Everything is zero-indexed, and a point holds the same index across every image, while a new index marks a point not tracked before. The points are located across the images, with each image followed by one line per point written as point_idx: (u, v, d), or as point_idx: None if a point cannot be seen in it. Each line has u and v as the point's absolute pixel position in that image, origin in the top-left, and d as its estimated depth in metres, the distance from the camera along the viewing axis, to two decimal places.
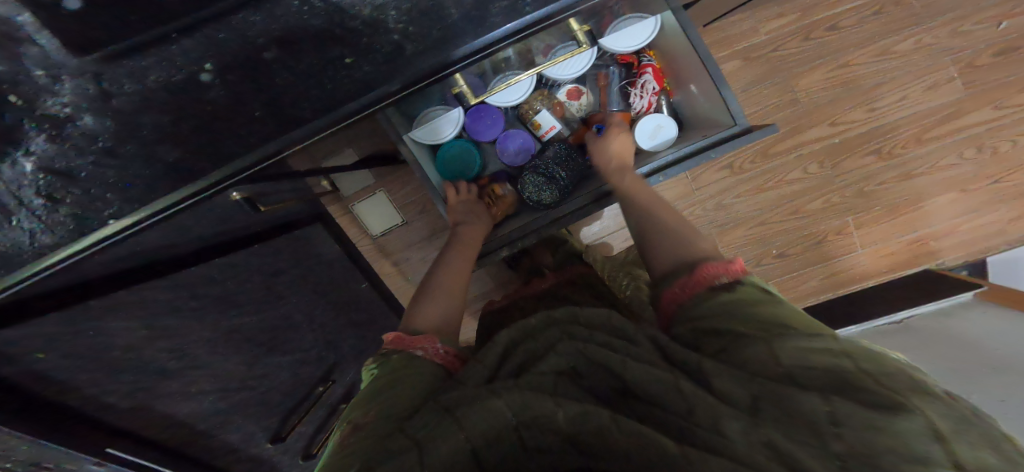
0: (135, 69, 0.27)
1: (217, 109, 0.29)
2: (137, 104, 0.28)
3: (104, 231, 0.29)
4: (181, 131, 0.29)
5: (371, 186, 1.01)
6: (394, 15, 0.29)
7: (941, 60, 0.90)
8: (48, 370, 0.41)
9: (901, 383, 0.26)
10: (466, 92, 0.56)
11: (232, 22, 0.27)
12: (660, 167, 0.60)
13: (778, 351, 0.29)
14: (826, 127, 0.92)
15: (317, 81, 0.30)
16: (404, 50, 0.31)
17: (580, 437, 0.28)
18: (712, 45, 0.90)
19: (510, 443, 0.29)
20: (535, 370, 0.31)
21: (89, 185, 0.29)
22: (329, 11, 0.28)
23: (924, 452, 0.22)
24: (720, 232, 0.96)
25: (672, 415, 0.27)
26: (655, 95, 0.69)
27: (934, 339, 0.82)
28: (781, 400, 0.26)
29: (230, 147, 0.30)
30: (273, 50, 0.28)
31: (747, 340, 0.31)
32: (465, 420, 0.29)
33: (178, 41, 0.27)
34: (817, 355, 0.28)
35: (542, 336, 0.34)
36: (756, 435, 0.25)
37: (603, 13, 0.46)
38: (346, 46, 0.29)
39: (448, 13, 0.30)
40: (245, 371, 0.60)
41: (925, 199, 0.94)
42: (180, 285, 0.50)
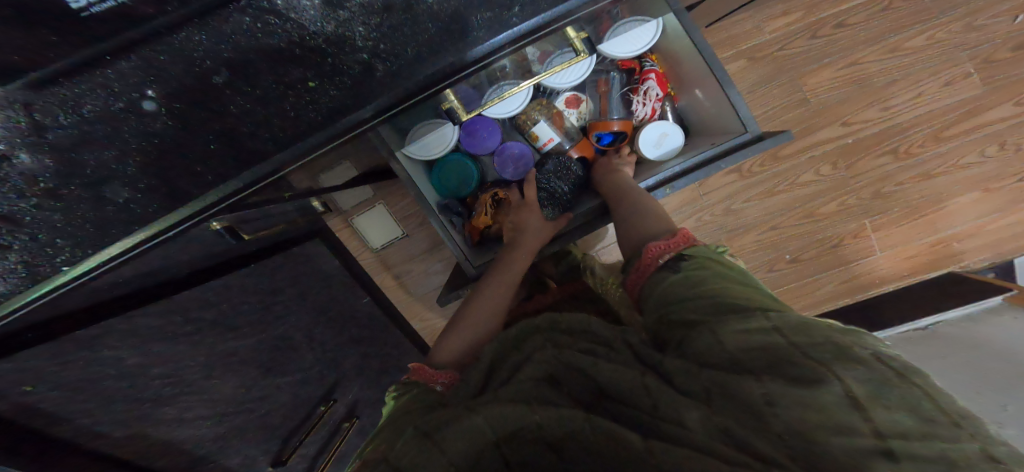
0: (67, 97, 0.24)
1: (163, 142, 0.27)
2: (77, 138, 0.25)
3: (57, 279, 0.27)
4: (129, 170, 0.27)
5: (371, 199, 0.98)
6: (361, 32, 0.27)
7: (957, 55, 0.86)
8: (38, 404, 0.40)
9: (826, 352, 0.29)
10: (458, 107, 0.53)
11: (172, 42, 0.24)
12: (667, 179, 0.57)
13: (722, 338, 0.32)
14: (838, 127, 0.89)
15: (278, 108, 0.28)
16: (374, 71, 0.28)
17: (559, 442, 0.30)
18: (715, 46, 0.87)
19: (493, 459, 0.31)
20: (518, 379, 0.35)
21: (36, 229, 0.26)
22: (287, 31, 0.26)
23: (849, 423, 0.25)
24: (730, 237, 0.92)
25: (636, 410, 0.31)
26: (659, 101, 0.65)
27: (965, 346, 0.78)
28: (728, 388, 0.29)
29: (186, 186, 0.28)
30: (224, 74, 0.26)
31: (696, 330, 0.34)
32: (443, 442, 0.31)
33: (113, 64, 0.24)
34: (753, 334, 0.32)
35: (526, 347, 0.39)
36: (712, 423, 0.28)
37: (602, 18, 0.43)
38: (309, 67, 0.27)
39: (424, 28, 0.28)
40: (243, 395, 0.57)
41: (946, 198, 0.90)
42: (172, 311, 0.48)
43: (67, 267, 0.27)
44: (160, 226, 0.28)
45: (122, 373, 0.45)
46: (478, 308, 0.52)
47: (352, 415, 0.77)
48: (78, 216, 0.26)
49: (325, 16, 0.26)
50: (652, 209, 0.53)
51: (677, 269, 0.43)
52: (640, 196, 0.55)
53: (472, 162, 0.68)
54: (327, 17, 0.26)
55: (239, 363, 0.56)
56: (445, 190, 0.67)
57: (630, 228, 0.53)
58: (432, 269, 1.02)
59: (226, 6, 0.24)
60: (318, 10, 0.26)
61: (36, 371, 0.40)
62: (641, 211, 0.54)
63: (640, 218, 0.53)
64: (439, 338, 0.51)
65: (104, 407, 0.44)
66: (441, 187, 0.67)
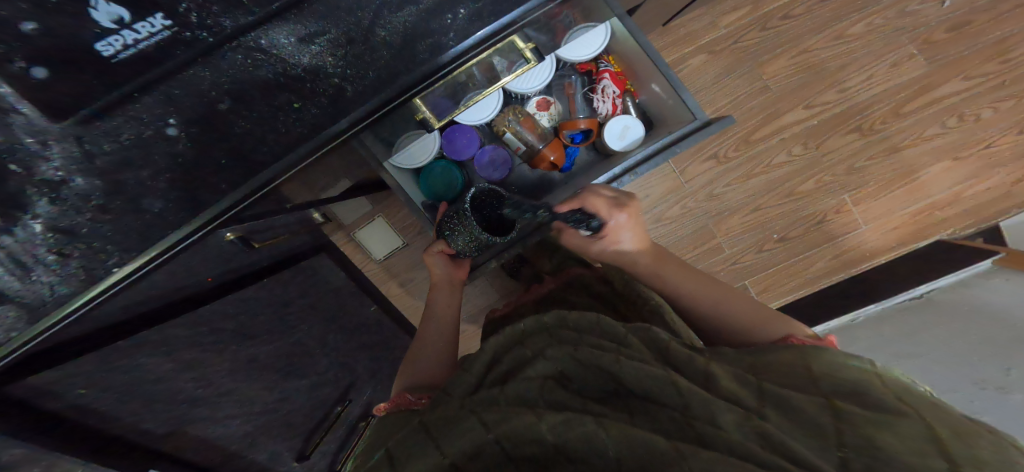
0: (109, 129, 0.30)
1: (186, 161, 0.33)
2: (118, 161, 0.31)
3: (111, 279, 0.32)
4: (160, 184, 0.32)
5: (370, 212, 1.04)
6: (330, 61, 0.33)
7: (898, 38, 0.91)
8: (91, 404, 0.46)
9: (919, 399, 0.33)
10: (430, 118, 0.59)
11: (183, 78, 0.30)
12: (631, 166, 0.63)
13: (806, 361, 0.37)
14: (802, 110, 0.93)
15: (272, 127, 0.34)
16: (344, 91, 0.35)
17: (567, 444, 0.34)
18: (675, 43, 0.92)
19: (495, 453, 0.35)
20: (525, 376, 0.40)
21: (91, 239, 0.32)
22: (273, 64, 0.32)
23: (921, 448, 0.30)
24: (716, 222, 0.96)
25: (672, 411, 0.35)
26: (618, 98, 0.71)
27: (954, 308, 0.78)
28: (786, 401, 0.34)
29: (206, 195, 0.34)
30: (226, 101, 0.32)
31: (781, 350, 0.39)
32: (443, 444, 0.36)
33: (139, 99, 0.30)
34: (850, 365, 0.35)
35: (531, 345, 0.43)
36: (750, 426, 0.32)
37: (552, 27, 0.49)
38: (292, 92, 0.34)
39: (380, 56, 0.34)
40: (266, 396, 0.63)
41: (918, 169, 0.93)
42: (195, 323, 0.53)
43: (117, 268, 0.32)
44: (192, 226, 0.33)
45: (160, 378, 0.51)
46: (426, 340, 0.60)
47: (367, 415, 0.84)
48: (124, 225, 0.32)
49: (300, 50, 0.32)
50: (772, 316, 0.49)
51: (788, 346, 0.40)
52: (741, 308, 0.52)
53: (458, 168, 0.72)
54: (302, 50, 0.32)
55: (260, 368, 0.62)
56: (433, 194, 0.72)
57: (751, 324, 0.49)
58: None
59: (220, 46, 0.29)
60: (294, 46, 0.32)
61: (87, 376, 0.44)
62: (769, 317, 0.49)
63: (758, 326, 0.49)
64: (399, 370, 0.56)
65: (148, 408, 0.50)
66: (429, 192, 0.72)
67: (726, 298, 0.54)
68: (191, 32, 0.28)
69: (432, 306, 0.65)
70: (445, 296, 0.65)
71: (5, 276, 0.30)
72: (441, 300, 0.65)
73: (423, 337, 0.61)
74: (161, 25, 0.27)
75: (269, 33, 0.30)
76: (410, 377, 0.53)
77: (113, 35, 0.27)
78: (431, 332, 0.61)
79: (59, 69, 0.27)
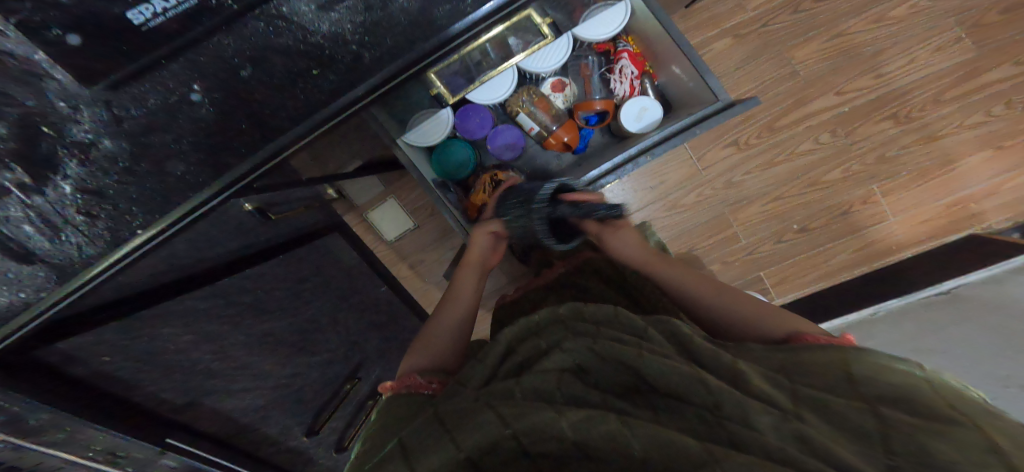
0: (136, 94, 0.31)
1: (210, 126, 0.33)
2: (144, 126, 0.32)
3: (135, 240, 0.34)
4: (185, 148, 0.33)
5: (382, 193, 1.06)
6: (349, 28, 0.33)
7: (942, 22, 0.87)
8: (114, 371, 0.48)
9: (968, 406, 0.31)
10: (444, 93, 0.58)
11: (208, 46, 0.30)
12: (647, 147, 0.62)
13: (849, 364, 0.35)
14: (833, 96, 0.90)
15: (290, 93, 0.35)
16: (362, 58, 0.35)
17: (589, 441, 0.33)
18: (701, 26, 0.89)
19: (510, 448, 0.34)
20: (542, 369, 0.39)
21: (117, 200, 0.33)
22: (293, 32, 0.32)
23: (983, 460, 0.28)
24: (734, 210, 0.94)
25: (700, 408, 0.34)
26: (636, 79, 0.70)
27: (985, 308, 0.72)
28: (824, 407, 0.33)
29: (225, 159, 0.35)
30: (248, 68, 0.32)
31: (816, 348, 0.38)
32: (458, 437, 0.34)
33: (166, 66, 0.30)
34: (893, 369, 0.34)
35: (548, 337, 0.43)
36: (785, 430, 0.31)
37: (564, 2, 0.47)
38: (311, 59, 0.34)
39: (397, 21, 0.34)
40: (279, 371, 0.64)
41: (955, 160, 0.89)
42: (217, 294, 0.56)
43: (141, 230, 0.34)
44: (206, 194, 0.35)
45: (179, 349, 0.53)
46: (441, 321, 0.59)
47: (375, 394, 0.85)
48: (148, 188, 0.33)
49: (320, 17, 0.32)
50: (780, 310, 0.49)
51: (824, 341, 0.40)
52: (744, 303, 0.52)
53: (470, 148, 0.72)
54: (321, 18, 0.32)
55: (274, 344, 0.64)
56: (445, 174, 0.71)
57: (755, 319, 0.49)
58: (445, 256, 1.09)
59: (245, 15, 0.30)
60: (313, 13, 0.31)
61: (111, 344, 0.47)
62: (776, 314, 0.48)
63: (772, 316, 0.48)
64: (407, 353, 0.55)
65: (168, 378, 0.52)
66: (441, 171, 0.71)
67: (726, 291, 0.54)
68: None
69: (455, 286, 0.65)
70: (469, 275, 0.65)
71: (36, 236, 0.31)
72: (466, 278, 0.65)
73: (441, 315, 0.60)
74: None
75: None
76: (421, 358, 0.53)
77: (144, 4, 0.27)
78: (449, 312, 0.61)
79: (90, 35, 0.27)
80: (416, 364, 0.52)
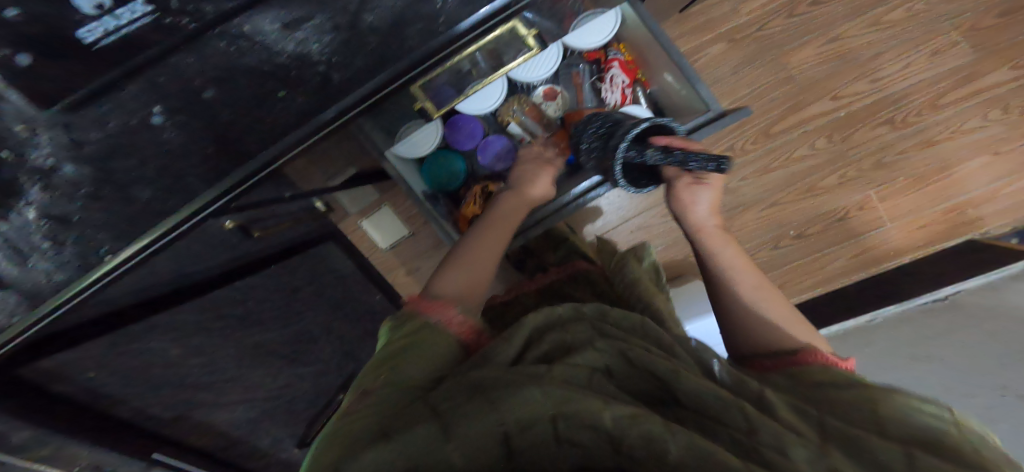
0: (95, 116, 0.31)
1: (173, 150, 0.33)
2: (105, 150, 0.32)
3: (103, 267, 0.32)
4: (149, 173, 0.33)
5: (377, 200, 1.04)
6: (317, 48, 0.34)
7: (939, 25, 0.86)
8: (103, 389, 0.51)
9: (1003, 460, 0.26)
10: (429, 107, 0.57)
11: (167, 66, 0.31)
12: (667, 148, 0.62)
13: (876, 402, 0.31)
14: (828, 102, 0.89)
15: (258, 119, 0.34)
16: (331, 79, 0.35)
17: (625, 440, 0.27)
18: (695, 31, 0.88)
19: (542, 432, 0.28)
20: (572, 363, 0.33)
21: (82, 227, 0.32)
22: (256, 51, 0.32)
23: None
24: (730, 216, 0.92)
25: (728, 429, 0.29)
26: (627, 87, 0.69)
27: (981, 316, 0.71)
28: (849, 441, 0.28)
29: (192, 183, 0.34)
30: (211, 90, 0.33)
31: (842, 388, 0.34)
32: (501, 403, 0.28)
33: (125, 86, 0.30)
34: (920, 415, 0.29)
35: (576, 332, 0.37)
36: (824, 463, 0.26)
37: (549, 13, 0.47)
38: (278, 80, 0.34)
39: (367, 43, 0.34)
40: (269, 383, 0.67)
41: (953, 165, 0.88)
42: (206, 308, 0.58)
43: (110, 255, 0.32)
44: (177, 217, 0.33)
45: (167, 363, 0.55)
46: (474, 242, 0.53)
47: None
48: (114, 213, 0.32)
49: (286, 36, 0.33)
50: (803, 325, 0.47)
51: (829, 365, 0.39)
52: (774, 308, 0.49)
53: (460, 158, 0.71)
54: (287, 37, 0.33)
55: (263, 355, 0.66)
56: (435, 184, 0.71)
57: (760, 327, 0.47)
58: (440, 263, 1.08)
59: (205, 33, 0.30)
60: (277, 33, 0.32)
61: (96, 360, 0.49)
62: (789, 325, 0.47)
63: (792, 328, 0.46)
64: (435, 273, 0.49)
65: (156, 389, 0.55)
66: (431, 181, 0.71)
67: (765, 291, 0.51)
68: (173, 19, 0.29)
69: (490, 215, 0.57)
70: (509, 205, 0.58)
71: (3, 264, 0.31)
72: (509, 213, 0.58)
73: (476, 236, 0.54)
74: (141, 11, 0.28)
75: (252, 18, 0.31)
76: (457, 283, 0.47)
77: (94, 22, 0.28)
78: (487, 239, 0.54)
79: (43, 58, 0.28)
80: (450, 288, 0.46)
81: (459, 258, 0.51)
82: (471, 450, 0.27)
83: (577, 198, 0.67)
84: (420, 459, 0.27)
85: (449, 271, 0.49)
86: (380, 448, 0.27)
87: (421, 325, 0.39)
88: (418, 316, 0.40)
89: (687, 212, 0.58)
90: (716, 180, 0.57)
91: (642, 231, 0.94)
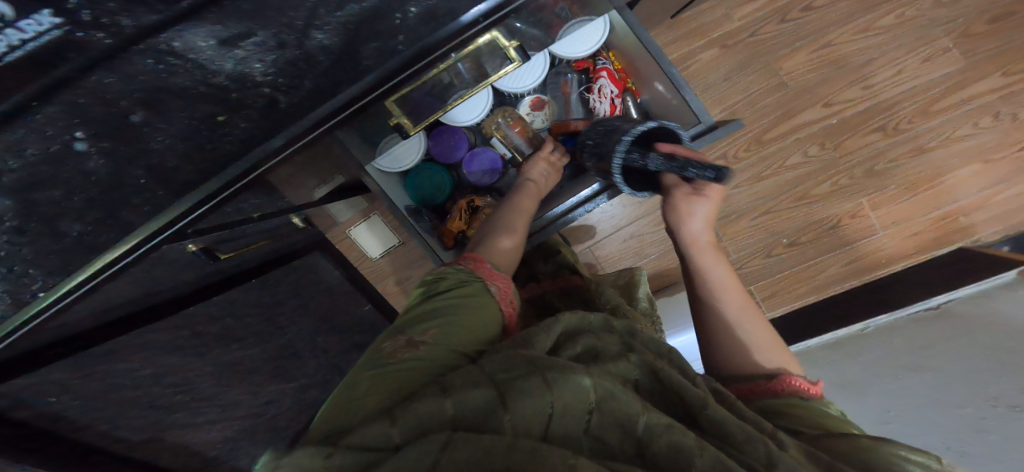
0: (10, 141, 0.32)
1: (99, 179, 0.36)
2: (27, 181, 0.33)
3: (33, 306, 0.33)
4: (76, 203, 0.35)
5: (365, 209, 1.00)
6: (259, 67, 0.40)
7: (931, 31, 0.85)
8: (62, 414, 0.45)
9: None
10: (405, 121, 0.55)
11: (86, 85, 0.33)
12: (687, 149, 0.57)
13: (870, 447, 0.29)
14: (821, 108, 0.87)
15: (197, 144, 0.40)
16: (279, 102, 0.43)
17: (653, 450, 0.25)
18: (686, 36, 0.86)
19: (576, 422, 0.26)
20: (610, 363, 0.30)
21: (10, 262, 0.33)
22: (186, 69, 0.37)
23: None
24: (722, 224, 0.90)
25: (747, 457, 0.26)
26: (617, 97, 0.67)
27: (970, 327, 0.70)
28: None
29: (127, 216, 0.37)
30: (138, 113, 0.37)
31: (838, 435, 0.32)
32: (556, 385, 0.26)
33: (39, 109, 0.32)
34: (909, 464, 0.28)
35: (609, 334, 0.34)
36: None
37: (530, 24, 0.45)
38: (216, 105, 0.40)
39: (319, 60, 0.42)
40: (251, 400, 0.63)
41: (945, 172, 0.87)
42: (180, 326, 0.51)
43: (42, 292, 0.34)
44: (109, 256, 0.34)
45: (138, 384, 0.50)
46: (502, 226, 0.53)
47: None
48: (44, 246, 0.34)
49: (221, 53, 0.38)
50: (782, 346, 0.46)
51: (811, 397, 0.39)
52: (755, 325, 0.48)
53: (446, 171, 0.69)
54: (227, 56, 0.38)
55: (241, 372, 0.61)
56: (420, 199, 0.68)
57: (743, 345, 0.46)
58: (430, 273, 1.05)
59: (128, 49, 0.34)
60: (213, 49, 0.37)
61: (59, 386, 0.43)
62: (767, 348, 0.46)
63: (768, 348, 0.46)
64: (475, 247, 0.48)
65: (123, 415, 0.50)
66: (416, 196, 0.68)
67: (750, 309, 0.49)
68: (85, 33, 0.32)
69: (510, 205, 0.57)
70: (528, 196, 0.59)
71: None
72: (529, 198, 0.59)
73: (502, 222, 0.54)
74: (49, 23, 0.30)
75: (182, 36, 0.35)
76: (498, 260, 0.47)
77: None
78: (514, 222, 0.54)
79: None
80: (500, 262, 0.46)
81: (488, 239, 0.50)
82: (519, 424, 0.24)
83: (563, 215, 0.65)
84: (472, 421, 0.24)
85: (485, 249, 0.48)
86: (436, 401, 0.25)
87: (472, 297, 0.37)
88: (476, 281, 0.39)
89: (681, 223, 0.53)
90: (716, 191, 0.52)
91: (636, 240, 0.92)
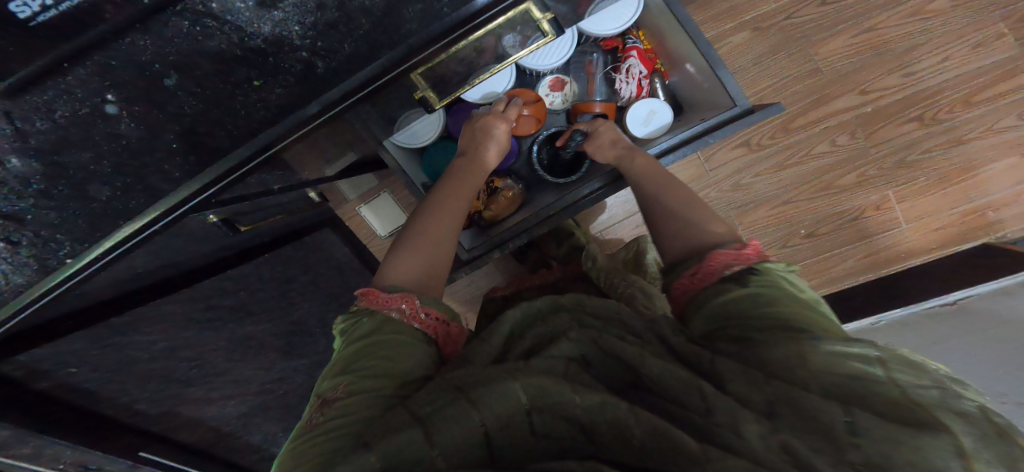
0: (40, 102, 0.31)
1: (130, 143, 0.36)
2: (54, 140, 0.33)
3: (65, 269, 0.35)
4: (105, 169, 0.35)
5: (376, 187, 0.98)
6: (297, 30, 0.37)
7: (986, 16, 0.82)
8: (80, 383, 0.46)
9: (924, 394, 0.23)
10: (431, 97, 0.52)
11: (118, 48, 0.32)
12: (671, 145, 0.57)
13: (808, 352, 0.26)
14: (856, 96, 0.84)
15: (231, 109, 0.39)
16: (315, 66, 0.40)
17: (593, 427, 0.26)
18: (717, 17, 0.83)
19: (520, 425, 0.27)
20: (546, 354, 0.29)
21: (37, 227, 0.34)
22: (224, 30, 0.34)
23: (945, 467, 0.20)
24: (741, 213, 0.88)
25: (687, 410, 0.25)
26: (644, 78, 0.66)
27: (992, 323, 0.68)
28: (799, 407, 0.24)
29: (153, 180, 0.38)
30: (172, 77, 0.35)
31: (771, 340, 0.28)
32: (481, 402, 0.26)
33: (71, 70, 0.31)
34: (848, 360, 0.25)
35: (552, 320, 0.32)
36: (773, 438, 0.23)
37: None
38: (252, 68, 0.38)
39: (359, 23, 0.38)
40: (262, 376, 0.64)
41: (980, 165, 0.84)
42: (197, 299, 0.51)
43: (71, 257, 0.35)
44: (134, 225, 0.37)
45: (154, 357, 0.51)
46: (428, 204, 0.49)
47: None
48: (72, 212, 0.35)
49: (261, 16, 0.35)
50: (708, 212, 0.44)
51: (744, 281, 0.34)
52: (675, 199, 0.47)
53: None
54: (262, 19, 0.35)
55: (255, 347, 0.62)
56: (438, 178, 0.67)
57: (674, 235, 0.44)
58: None
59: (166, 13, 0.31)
60: (251, 10, 0.34)
61: (80, 355, 0.44)
62: (697, 221, 0.44)
63: (691, 221, 0.44)
64: (387, 258, 0.43)
65: (140, 387, 0.51)
66: (434, 174, 0.66)
67: (669, 190, 0.48)
68: None
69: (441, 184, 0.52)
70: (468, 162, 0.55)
71: None
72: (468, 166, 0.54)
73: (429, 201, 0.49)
74: None
75: None
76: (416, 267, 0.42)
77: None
78: (440, 194, 0.50)
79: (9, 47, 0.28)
80: (403, 277, 0.41)
81: (404, 243, 0.45)
82: (453, 453, 0.25)
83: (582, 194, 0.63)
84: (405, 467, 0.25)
85: (398, 255, 0.43)
86: (361, 458, 0.25)
87: (395, 329, 0.35)
88: (378, 313, 0.36)
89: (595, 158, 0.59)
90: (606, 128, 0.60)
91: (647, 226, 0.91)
